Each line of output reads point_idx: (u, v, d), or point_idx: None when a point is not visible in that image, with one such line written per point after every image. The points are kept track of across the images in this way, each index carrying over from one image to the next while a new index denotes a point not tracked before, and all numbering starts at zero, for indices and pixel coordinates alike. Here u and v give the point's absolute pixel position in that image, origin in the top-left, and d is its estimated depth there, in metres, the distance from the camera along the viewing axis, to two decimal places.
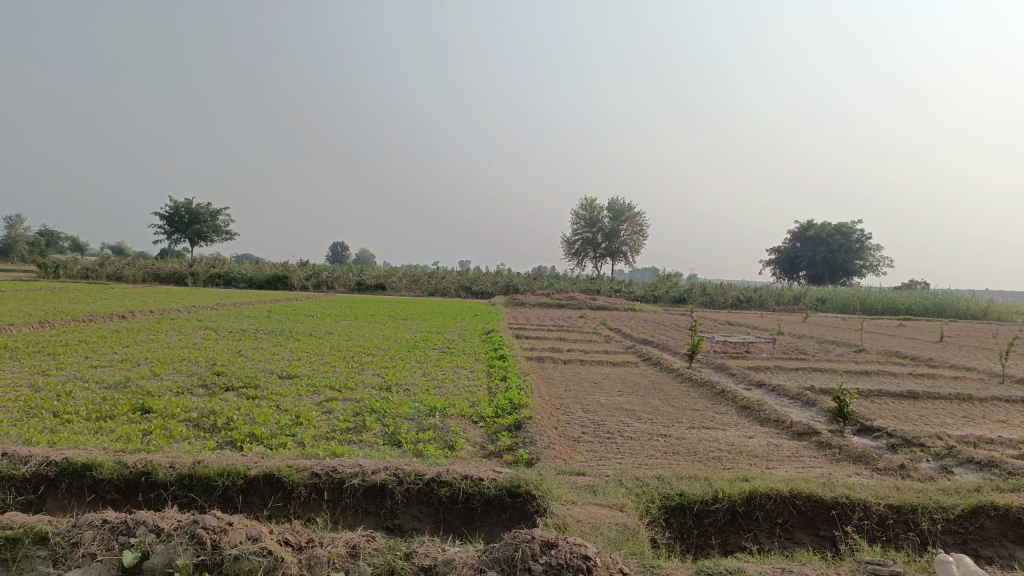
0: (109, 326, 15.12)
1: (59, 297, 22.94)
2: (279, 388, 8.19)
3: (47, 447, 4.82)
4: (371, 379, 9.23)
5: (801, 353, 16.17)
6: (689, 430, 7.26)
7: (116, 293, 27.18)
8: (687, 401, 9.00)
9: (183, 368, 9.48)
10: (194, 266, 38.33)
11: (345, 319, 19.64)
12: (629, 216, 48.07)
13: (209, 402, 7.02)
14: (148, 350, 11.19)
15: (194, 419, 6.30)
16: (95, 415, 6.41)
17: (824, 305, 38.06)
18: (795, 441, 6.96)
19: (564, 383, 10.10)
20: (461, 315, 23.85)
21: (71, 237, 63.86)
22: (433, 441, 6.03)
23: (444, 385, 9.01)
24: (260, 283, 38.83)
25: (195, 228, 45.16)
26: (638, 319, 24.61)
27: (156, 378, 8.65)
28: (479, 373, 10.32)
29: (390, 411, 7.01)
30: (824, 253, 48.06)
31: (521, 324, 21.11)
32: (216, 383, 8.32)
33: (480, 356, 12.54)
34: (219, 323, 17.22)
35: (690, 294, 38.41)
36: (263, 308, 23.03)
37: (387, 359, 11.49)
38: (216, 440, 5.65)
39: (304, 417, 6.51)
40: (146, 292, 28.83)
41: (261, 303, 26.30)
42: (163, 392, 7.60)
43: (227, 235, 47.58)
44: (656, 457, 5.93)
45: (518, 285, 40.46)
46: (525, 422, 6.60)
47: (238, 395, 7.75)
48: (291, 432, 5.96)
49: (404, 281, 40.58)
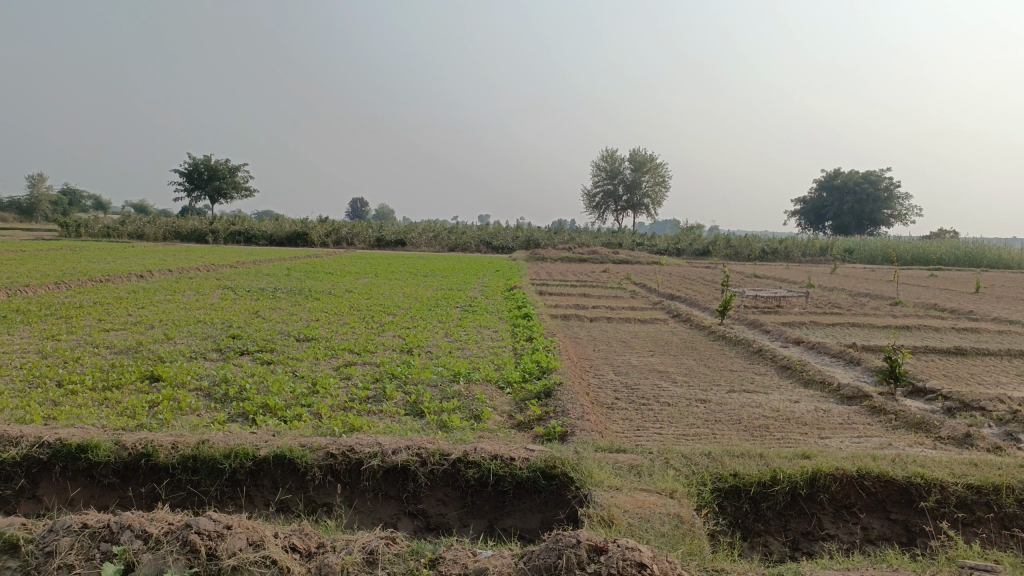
0: (126, 286, 14.85)
1: (78, 256, 22.82)
2: (296, 352, 7.82)
3: (44, 425, 4.48)
4: (391, 341, 8.83)
5: (836, 307, 15.51)
6: (729, 394, 6.80)
7: (136, 252, 27.06)
8: (723, 361, 8.51)
9: (198, 331, 9.15)
10: (213, 224, 38.12)
11: (365, 277, 19.27)
12: (651, 167, 46.98)
13: (221, 369, 6.66)
14: (163, 312, 10.88)
15: (205, 388, 5.95)
16: (101, 384, 6.08)
17: (852, 256, 37.11)
18: (845, 406, 6.46)
19: (592, 343, 9.65)
20: (482, 270, 23.34)
21: (94, 197, 64.18)
22: (458, 411, 5.62)
23: (467, 347, 8.60)
24: (280, 239, 38.59)
25: (214, 185, 44.87)
26: (664, 273, 24.00)
27: (169, 342, 8.32)
28: (503, 333, 9.89)
29: (412, 376, 6.62)
30: (850, 202, 46.84)
31: (544, 280, 20.63)
32: (230, 347, 7.96)
33: (503, 314, 12.08)
34: (238, 281, 16.92)
35: (714, 246, 37.60)
36: (282, 266, 22.71)
37: (409, 318, 11.09)
38: (227, 413, 5.29)
39: (321, 385, 6.13)
40: (167, 250, 28.64)
41: (281, 260, 25.99)
42: (175, 357, 7.25)
43: (246, 191, 47.25)
44: (698, 429, 5.49)
45: (539, 239, 39.84)
46: (556, 388, 6.18)
47: (252, 360, 7.39)
48: (307, 402, 5.59)
49: (424, 237, 40.16)
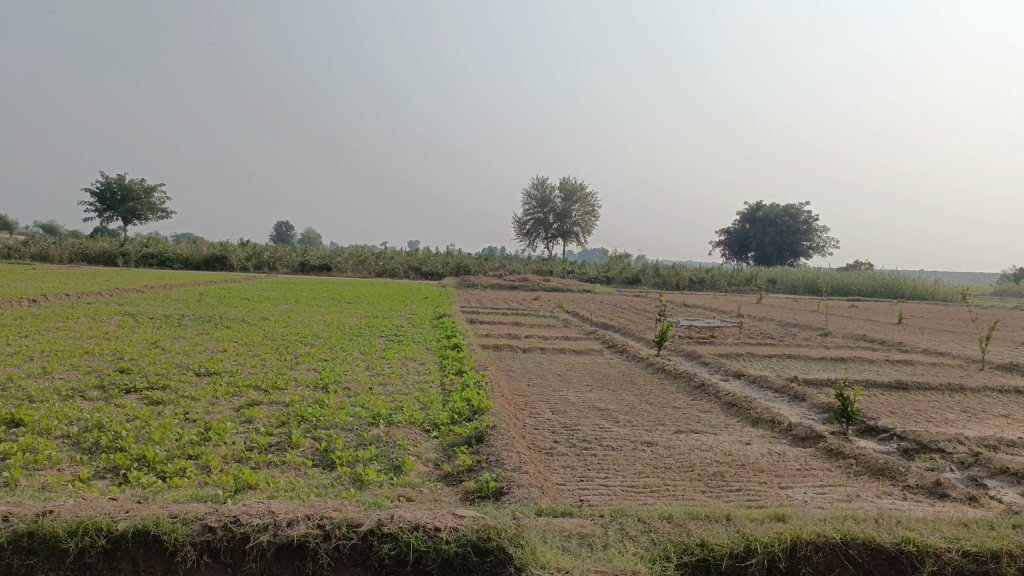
0: (13, 312, 13.32)
1: None
2: (193, 390, 6.87)
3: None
4: (306, 375, 7.96)
5: (768, 338, 15.33)
6: (676, 435, 6.26)
7: (36, 274, 25.00)
8: (664, 397, 7.99)
9: (83, 364, 8.00)
10: (125, 246, 35.94)
11: (284, 303, 18.12)
12: (581, 196, 47.17)
13: (98, 411, 5.66)
14: (48, 342, 9.61)
15: (73, 436, 4.97)
16: None
17: (775, 286, 37.88)
18: (800, 449, 6.00)
19: (526, 376, 9.00)
20: (409, 297, 22.44)
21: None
22: (376, 461, 4.86)
23: (390, 383, 7.81)
24: (196, 263, 36.72)
25: (128, 205, 42.51)
26: (596, 301, 23.67)
27: (45, 377, 7.16)
28: (430, 366, 9.13)
29: (325, 418, 5.82)
30: (772, 234, 48.06)
31: (475, 307, 19.93)
32: (115, 384, 6.92)
33: (430, 345, 11.31)
34: (143, 307, 15.56)
35: (643, 275, 37.76)
36: (194, 291, 21.27)
37: (327, 349, 10.20)
38: (94, 468, 4.35)
39: (215, 431, 5.25)
40: (71, 273, 26.62)
41: (195, 285, 24.42)
42: (46, 396, 6.16)
43: (163, 213, 45.00)
44: (649, 480, 4.90)
45: (469, 266, 39.18)
46: (488, 432, 5.49)
47: (139, 400, 6.39)
48: (195, 454, 4.73)
49: (350, 262, 38.96)
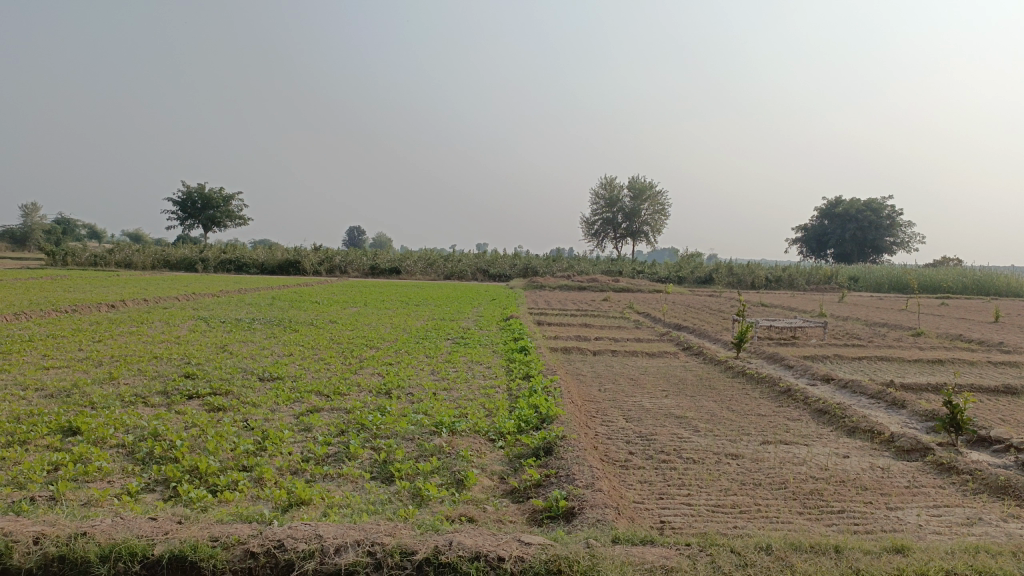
0: (93, 317, 13.62)
1: (57, 285, 21.65)
2: (255, 395, 6.71)
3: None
4: (369, 380, 7.74)
5: (855, 338, 14.40)
6: (763, 446, 5.73)
7: (120, 281, 25.89)
8: (747, 403, 7.42)
9: (150, 369, 7.98)
10: (204, 252, 37.05)
11: (353, 307, 18.12)
12: (649, 194, 46.12)
13: (158, 419, 5.52)
14: (120, 347, 9.68)
15: (128, 445, 4.80)
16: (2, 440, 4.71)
17: (858, 284, 36.09)
18: (905, 463, 5.38)
19: (597, 380, 8.56)
20: (476, 299, 22.19)
21: (88, 225, 63.41)
22: (437, 474, 4.52)
23: (455, 387, 7.50)
24: (272, 269, 37.60)
25: (208, 213, 43.90)
26: (668, 302, 22.95)
27: (111, 383, 7.13)
28: (497, 370, 8.78)
29: (386, 426, 5.55)
30: (851, 230, 45.96)
31: (543, 309, 19.55)
32: (179, 390, 6.82)
33: (498, 348, 10.97)
34: (216, 312, 15.74)
35: (717, 274, 36.62)
36: (267, 295, 21.58)
37: (393, 353, 9.98)
38: (145, 481, 4.14)
39: (271, 440, 5.03)
40: (154, 279, 27.47)
41: (269, 289, 24.83)
42: (109, 403, 6.09)
43: (241, 220, 46.40)
44: (737, 498, 4.42)
45: (537, 267, 38.78)
46: (558, 443, 5.08)
47: (200, 406, 6.27)
48: (249, 465, 4.50)
49: (419, 265, 39.18)
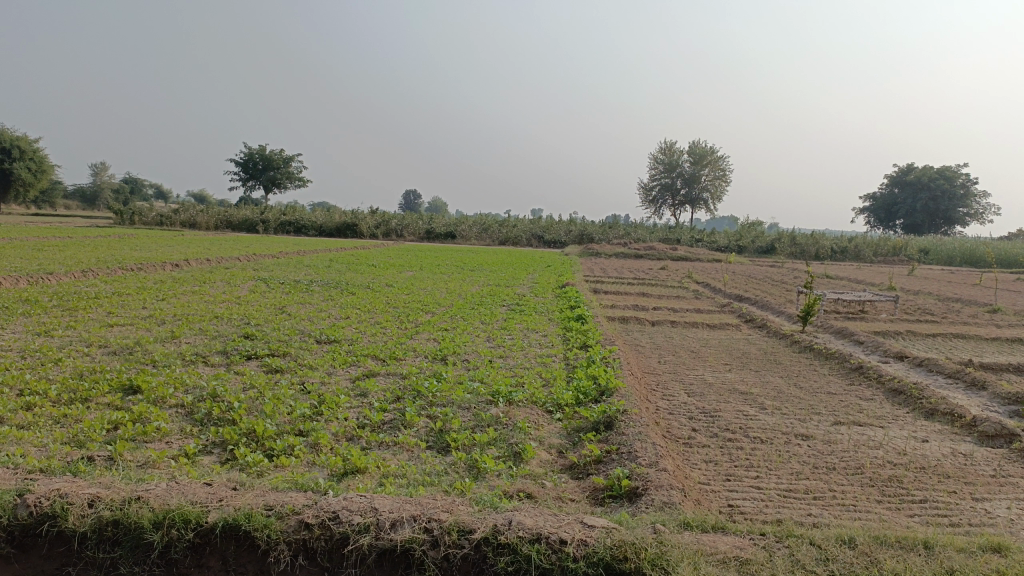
0: (157, 276, 13.93)
1: (124, 243, 22.29)
2: (311, 358, 6.70)
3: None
4: (424, 345, 7.66)
5: (928, 314, 13.75)
6: (834, 427, 5.44)
7: (185, 240, 26.56)
8: (815, 381, 7.09)
9: (211, 329, 8.07)
10: (265, 213, 37.75)
11: (409, 270, 18.14)
12: (710, 160, 44.89)
13: (216, 379, 5.54)
14: (182, 306, 9.84)
15: (187, 406, 4.82)
16: (66, 397, 4.78)
17: (928, 257, 34.58)
18: (991, 450, 5.03)
19: (656, 352, 8.31)
20: (531, 265, 22.00)
21: (155, 185, 65.27)
22: (495, 446, 4.40)
23: (511, 355, 7.36)
24: (329, 230, 38.08)
25: (269, 175, 44.60)
26: (728, 272, 22.36)
27: (173, 342, 7.22)
28: (553, 338, 8.61)
29: (442, 393, 5.45)
30: (922, 201, 43.95)
31: (599, 276, 19.26)
32: (237, 350, 6.87)
33: (554, 316, 10.79)
34: (276, 272, 15.95)
35: (778, 244, 35.59)
36: (325, 257, 21.82)
37: (448, 318, 9.90)
38: (202, 443, 4.13)
39: (327, 405, 4.98)
40: (217, 239, 28.08)
41: (327, 251, 25.13)
42: (170, 362, 6.15)
43: (300, 182, 47.02)
44: (810, 483, 4.17)
45: (593, 234, 38.28)
46: (618, 417, 4.89)
47: (258, 368, 6.28)
48: (304, 430, 4.44)
49: (474, 229, 39.15)
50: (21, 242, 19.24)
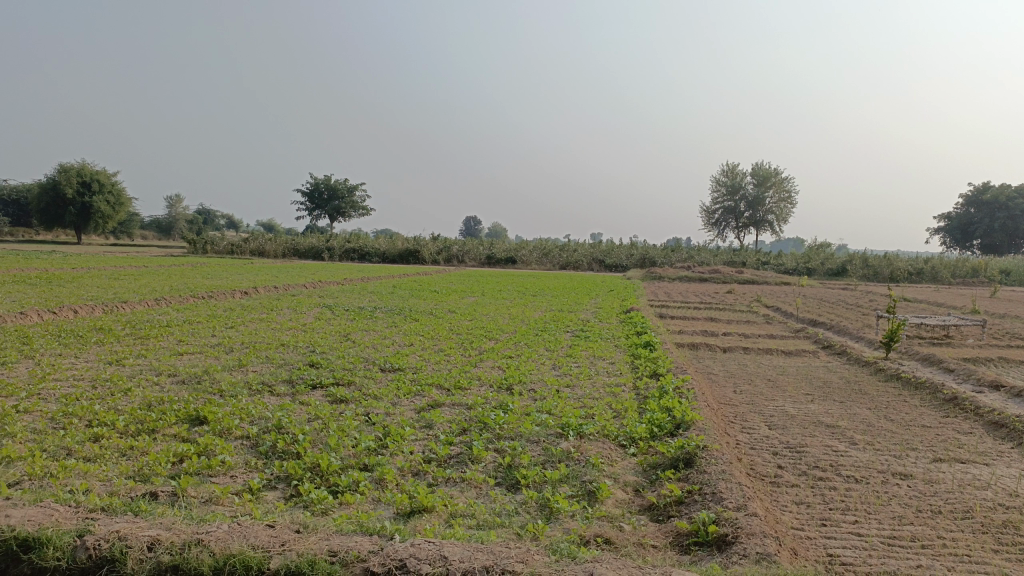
0: (226, 304, 14.19)
1: (197, 272, 22.97)
2: (376, 387, 6.57)
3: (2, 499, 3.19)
4: (489, 374, 7.46)
5: (1019, 339, 12.88)
6: (935, 465, 4.99)
7: (254, 268, 27.22)
8: (907, 413, 6.60)
9: (277, 357, 8.07)
10: (330, 241, 38.55)
11: (470, 296, 18.06)
12: (775, 182, 43.78)
13: (281, 410, 5.46)
14: (251, 334, 9.93)
15: (252, 438, 4.73)
16: (134, 428, 4.75)
17: (1010, 278, 32.88)
18: None
19: (731, 381, 7.93)
20: (593, 290, 21.69)
21: (226, 215, 67.71)
22: (567, 483, 4.15)
23: (579, 385, 7.09)
24: (392, 257, 38.57)
25: (333, 204, 45.59)
26: (798, 295, 21.59)
27: (240, 371, 7.23)
28: (622, 367, 8.31)
29: (510, 425, 5.23)
30: (1003, 219, 41.80)
31: (663, 301, 18.82)
32: (302, 380, 6.80)
33: (620, 342, 10.50)
34: (340, 300, 16.08)
35: (850, 265, 34.35)
36: (388, 283, 22.02)
37: (512, 345, 9.70)
38: (266, 478, 4.01)
39: (392, 437, 4.82)
40: (284, 267, 28.70)
41: (389, 277, 25.39)
42: (237, 391, 6.11)
43: (364, 210, 47.89)
44: (916, 529, 3.79)
45: (655, 257, 37.61)
46: (698, 454, 4.58)
47: (323, 397, 6.19)
48: (369, 465, 4.28)
49: (535, 254, 39.06)
50: (100, 272, 19.99)
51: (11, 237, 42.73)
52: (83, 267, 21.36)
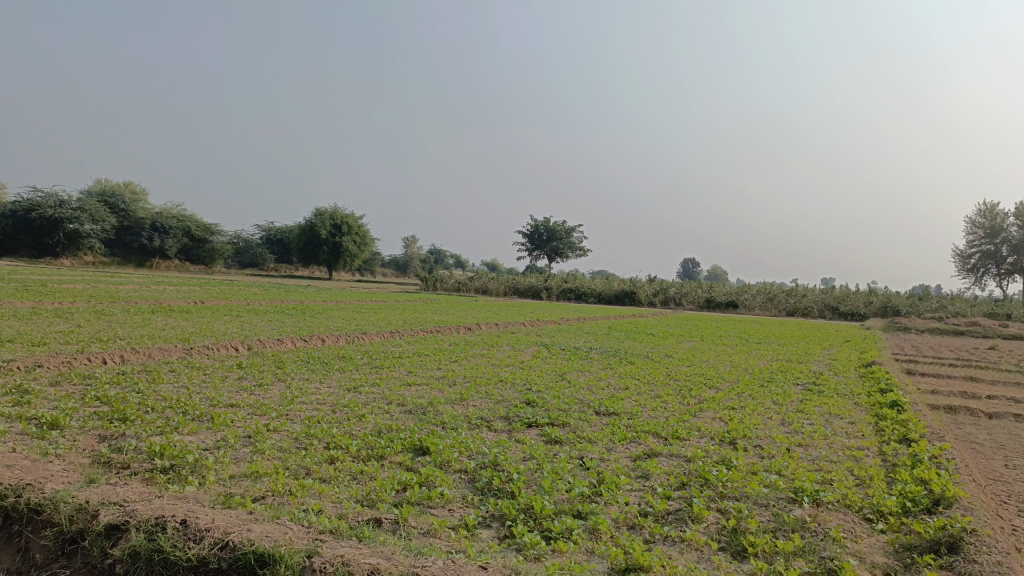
0: (451, 338, 14.95)
1: (426, 307, 24.62)
2: (591, 431, 6.45)
3: (248, 513, 3.48)
4: (710, 425, 7.02)
5: None
6: None
7: (478, 305, 28.59)
8: None
9: (495, 393, 8.24)
10: (549, 280, 39.68)
11: (688, 341, 17.45)
12: None
13: (498, 447, 5.50)
14: (472, 369, 10.30)
15: (470, 473, 4.80)
16: (364, 453, 5.04)
17: None
18: None
19: (1001, 453, 6.76)
20: (826, 340, 19.99)
21: (455, 256, 72.32)
22: (802, 557, 3.70)
23: (812, 445, 6.43)
24: (609, 298, 38.66)
25: (553, 245, 46.84)
26: None
27: (461, 404, 7.47)
28: (862, 427, 7.43)
29: (733, 484, 4.83)
30: None
31: (910, 355, 16.81)
32: (518, 417, 6.85)
33: (859, 399, 9.45)
34: (557, 339, 16.28)
35: None
36: (604, 324, 21.99)
37: (734, 395, 9.11)
38: (482, 515, 4.01)
39: (607, 485, 4.65)
40: (505, 305, 29.86)
41: (605, 318, 25.39)
42: (457, 424, 6.30)
43: (582, 252, 48.64)
44: None
45: (897, 305, 33.97)
46: (966, 539, 3.88)
47: (538, 437, 6.18)
48: (583, 512, 4.14)
49: (758, 299, 36.96)
50: (346, 305, 22.08)
51: (277, 273, 48.88)
52: (332, 300, 23.77)
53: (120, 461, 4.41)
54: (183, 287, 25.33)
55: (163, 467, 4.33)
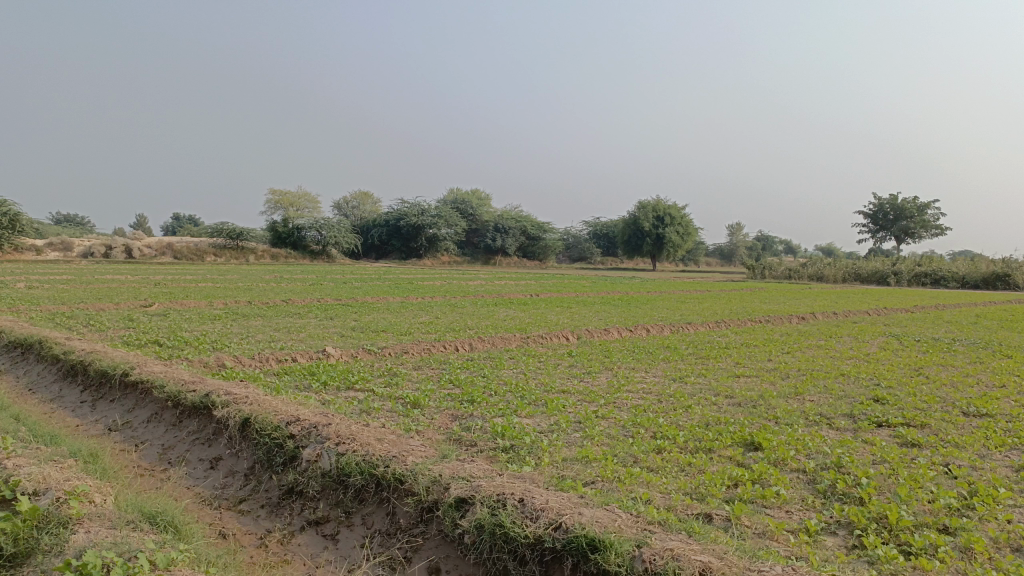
0: (783, 328, 14.03)
1: (755, 296, 23.52)
2: (958, 434, 5.51)
3: (579, 497, 3.57)
4: None
5: None
6: None
7: (812, 293, 26.54)
8: None
9: (836, 387, 7.49)
10: (897, 263, 35.66)
11: None
12: None
13: (841, 447, 4.97)
14: (808, 361, 9.52)
15: (809, 473, 4.39)
16: (693, 444, 4.90)
17: None
18: None
19: None
20: None
21: (785, 241, 68.18)
22: None
23: None
24: (975, 283, 32.78)
25: (900, 225, 41.56)
26: None
27: (796, 398, 6.93)
28: None
29: None
30: None
31: None
32: (864, 415, 6.14)
33: None
34: (910, 329, 14.36)
35: None
36: (971, 312, 18.89)
37: None
38: (824, 521, 3.63)
39: (983, 499, 3.90)
40: (844, 292, 27.29)
41: (972, 306, 21.80)
42: (793, 420, 5.84)
43: (939, 230, 42.40)
44: None
45: None
46: None
47: (892, 439, 5.45)
48: (953, 529, 3.52)
49: None
50: (671, 296, 22.03)
51: (603, 266, 50.75)
52: (657, 291, 23.92)
53: (470, 439, 4.87)
54: (522, 282, 27.44)
55: (505, 447, 4.67)
